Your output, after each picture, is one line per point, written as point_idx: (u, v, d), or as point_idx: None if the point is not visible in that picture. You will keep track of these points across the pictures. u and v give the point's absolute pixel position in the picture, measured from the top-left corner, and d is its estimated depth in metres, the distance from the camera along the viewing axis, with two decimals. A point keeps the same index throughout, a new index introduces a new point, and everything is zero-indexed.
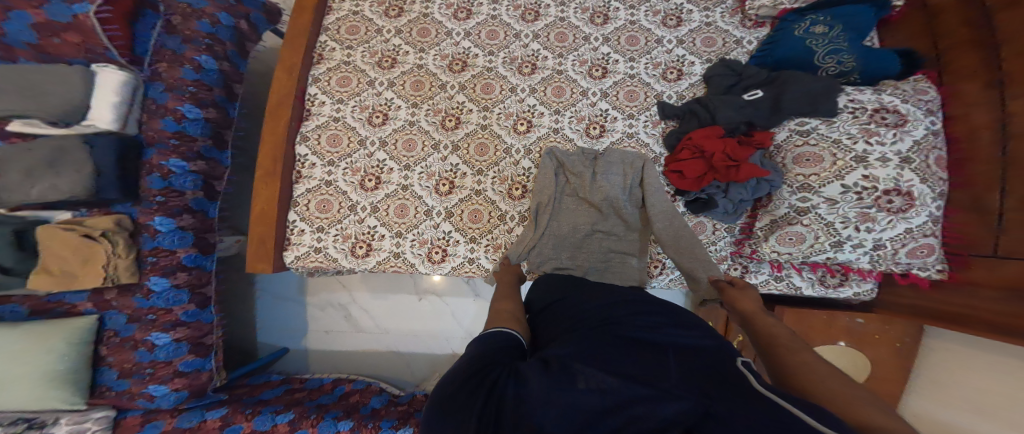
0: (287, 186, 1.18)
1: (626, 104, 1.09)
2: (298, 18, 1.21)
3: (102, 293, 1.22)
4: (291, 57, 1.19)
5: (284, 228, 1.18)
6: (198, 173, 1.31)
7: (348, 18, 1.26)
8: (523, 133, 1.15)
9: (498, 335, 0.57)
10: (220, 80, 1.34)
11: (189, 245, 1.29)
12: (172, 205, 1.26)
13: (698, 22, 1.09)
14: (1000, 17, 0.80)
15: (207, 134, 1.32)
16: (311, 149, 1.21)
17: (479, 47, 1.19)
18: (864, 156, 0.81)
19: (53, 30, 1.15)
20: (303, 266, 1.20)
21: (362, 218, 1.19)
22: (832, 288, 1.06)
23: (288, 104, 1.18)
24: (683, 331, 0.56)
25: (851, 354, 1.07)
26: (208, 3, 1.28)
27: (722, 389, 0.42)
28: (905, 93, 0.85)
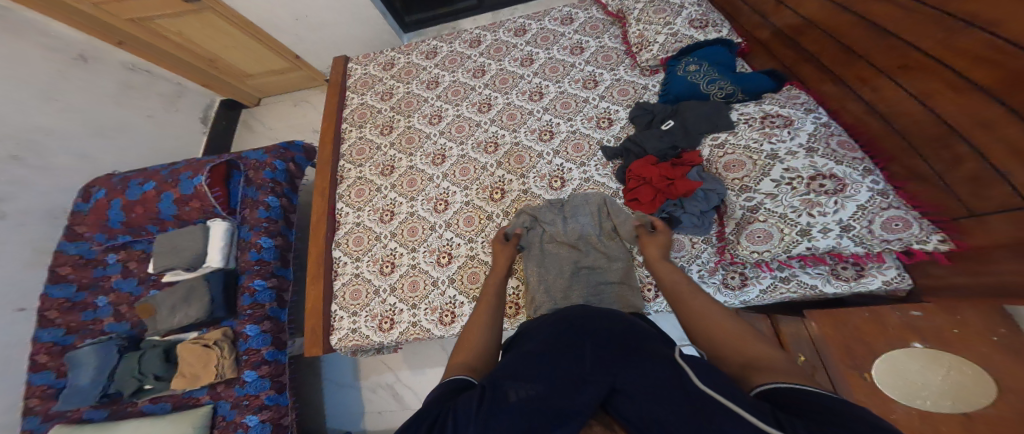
0: (328, 282, 1.42)
1: (576, 156, 1.29)
2: (324, 150, 1.61)
3: (215, 387, 1.53)
4: (322, 184, 1.56)
5: (329, 317, 1.38)
6: (273, 288, 1.65)
7: (357, 144, 1.63)
8: (499, 199, 1.34)
9: (453, 382, 0.62)
10: (281, 213, 1.73)
11: (270, 343, 1.57)
12: (257, 314, 1.58)
13: (610, 80, 1.39)
14: (805, 42, 1.12)
15: (277, 257, 1.68)
16: (344, 251, 1.47)
17: (452, 141, 1.48)
18: (775, 154, 0.96)
19: (184, 201, 1.65)
20: (346, 346, 1.36)
21: (384, 298, 1.36)
22: (854, 281, 0.93)
23: (323, 221, 1.49)
24: (607, 330, 0.65)
25: (928, 357, 0.71)
26: (268, 157, 1.72)
27: (629, 373, 0.52)
28: (779, 101, 1.08)
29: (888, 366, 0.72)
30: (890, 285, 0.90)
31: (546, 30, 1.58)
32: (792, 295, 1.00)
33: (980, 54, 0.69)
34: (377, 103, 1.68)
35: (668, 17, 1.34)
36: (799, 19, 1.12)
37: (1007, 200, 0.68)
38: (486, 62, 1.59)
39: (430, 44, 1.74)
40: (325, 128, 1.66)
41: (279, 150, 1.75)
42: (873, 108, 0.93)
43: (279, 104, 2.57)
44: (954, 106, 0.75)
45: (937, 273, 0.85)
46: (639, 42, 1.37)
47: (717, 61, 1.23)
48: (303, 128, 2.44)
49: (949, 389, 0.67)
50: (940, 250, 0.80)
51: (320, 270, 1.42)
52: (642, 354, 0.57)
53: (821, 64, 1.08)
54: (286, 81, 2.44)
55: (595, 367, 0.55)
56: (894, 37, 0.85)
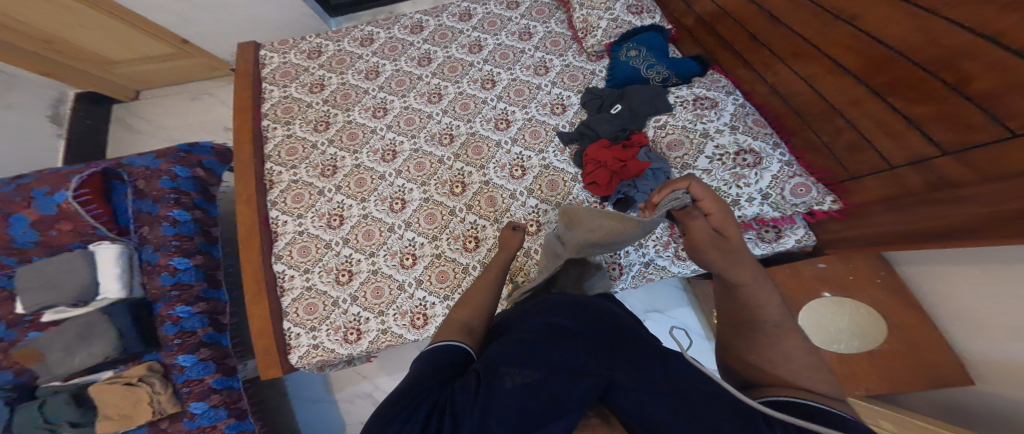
0: (276, 302, 1.28)
1: (533, 143, 1.30)
2: (241, 150, 1.39)
3: (157, 423, 1.34)
4: (246, 191, 1.35)
5: (283, 336, 1.26)
6: (203, 312, 1.46)
7: (285, 143, 1.45)
8: (460, 193, 1.31)
9: (437, 352, 0.64)
10: (197, 228, 1.51)
11: (213, 370, 1.42)
12: (189, 343, 1.39)
13: (560, 66, 1.39)
14: (718, 27, 1.24)
15: (201, 279, 1.48)
16: (288, 264, 1.33)
17: (402, 135, 1.39)
18: (706, 132, 1.08)
19: (48, 224, 1.35)
20: (308, 364, 1.26)
21: (345, 309, 1.28)
22: (775, 242, 1.08)
23: (255, 231, 1.31)
24: (601, 315, 0.68)
25: (839, 306, 0.98)
26: (162, 162, 1.45)
27: (620, 360, 0.55)
28: (706, 84, 1.18)
29: (812, 316, 0.98)
30: (803, 241, 1.07)
31: (493, 13, 1.52)
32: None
33: (849, 44, 0.85)
34: (306, 96, 1.50)
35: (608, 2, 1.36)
36: (715, 7, 1.23)
37: (876, 164, 0.86)
38: (430, 49, 1.49)
39: (363, 29, 1.57)
40: (235, 130, 1.42)
41: (178, 153, 1.48)
42: (777, 90, 1.08)
43: (170, 98, 2.14)
44: (832, 88, 0.91)
45: (831, 229, 1.03)
46: (584, 27, 1.38)
47: (654, 48, 1.29)
48: (209, 126, 2.08)
49: (851, 331, 0.95)
50: (832, 209, 0.97)
51: (262, 287, 1.26)
52: (628, 343, 0.59)
53: (734, 50, 1.21)
54: (175, 70, 2.03)
55: (591, 359, 0.56)
56: (785, 28, 1.01)
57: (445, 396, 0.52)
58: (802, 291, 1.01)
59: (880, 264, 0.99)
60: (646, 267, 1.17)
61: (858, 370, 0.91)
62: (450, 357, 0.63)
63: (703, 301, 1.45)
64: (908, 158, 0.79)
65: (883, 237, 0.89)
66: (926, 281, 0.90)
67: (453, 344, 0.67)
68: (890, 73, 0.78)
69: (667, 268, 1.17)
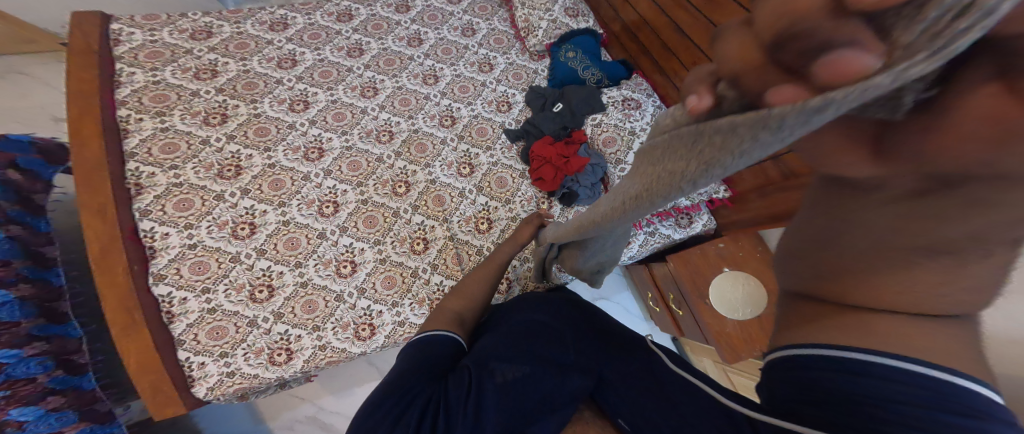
0: (163, 330, 1.04)
1: (481, 140, 1.29)
2: (84, 149, 1.04)
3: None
4: (95, 197, 1.02)
5: (179, 368, 1.04)
6: (48, 355, 1.04)
7: (157, 137, 1.17)
8: (403, 194, 1.24)
9: (425, 344, 0.71)
10: (18, 249, 1.09)
11: (74, 422, 1.04)
12: (28, 394, 0.97)
13: (504, 64, 1.38)
14: (639, 32, 1.34)
15: (33, 314, 1.05)
16: (174, 284, 1.08)
17: (329, 131, 1.25)
18: (633, 130, 1.21)
19: None
20: (222, 395, 1.07)
21: (268, 328, 1.11)
22: (687, 227, 1.27)
23: (117, 248, 1.01)
24: (580, 312, 0.79)
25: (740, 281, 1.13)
26: None
27: (597, 354, 0.67)
28: (632, 87, 1.29)
29: (717, 291, 1.12)
30: (707, 226, 1.28)
31: (433, 7, 1.45)
32: (657, 244, 1.27)
33: None
34: (190, 83, 1.23)
35: (548, 4, 1.38)
36: (637, 16, 1.34)
37: None
38: (362, 40, 1.36)
39: (274, 12, 1.36)
40: (70, 120, 1.06)
41: None
42: None
43: None
44: None
45: (724, 214, 1.26)
46: (525, 27, 1.39)
47: (590, 51, 1.35)
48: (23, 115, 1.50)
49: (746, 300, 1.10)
50: (723, 196, 1.23)
51: (133, 316, 0.98)
52: (602, 341, 0.71)
53: (650, 56, 1.33)
54: None
55: (578, 358, 0.67)
56: (687, 41, 1.15)
57: (438, 390, 0.60)
58: (710, 267, 1.17)
59: (757, 241, 1.20)
60: None
61: (754, 332, 1.06)
62: (434, 351, 0.69)
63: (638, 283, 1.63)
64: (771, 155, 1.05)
65: (760, 216, 1.11)
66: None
67: (443, 334, 0.74)
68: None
69: None
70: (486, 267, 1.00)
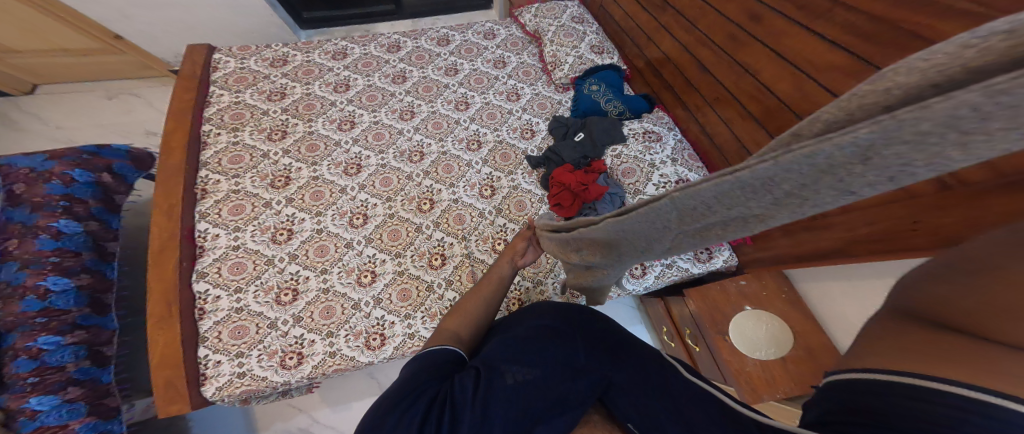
0: (191, 326, 1.10)
1: (504, 165, 1.36)
2: (168, 159, 1.25)
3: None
4: (171, 198, 1.20)
5: (197, 365, 1.08)
6: (80, 343, 1.17)
7: (228, 150, 1.34)
8: (427, 210, 1.31)
9: (428, 355, 0.69)
10: (90, 243, 1.30)
11: (83, 414, 1.09)
12: (53, 381, 1.09)
13: (531, 94, 1.50)
14: (663, 70, 1.41)
15: (83, 302, 1.22)
16: (212, 283, 1.17)
17: (369, 149, 1.38)
18: (653, 162, 1.22)
19: None
20: (228, 395, 1.08)
21: (286, 331, 1.15)
22: (707, 261, 1.22)
23: (174, 244, 1.15)
24: (594, 314, 0.73)
25: (768, 321, 1.10)
26: (56, 164, 1.31)
27: (613, 356, 0.62)
28: (653, 120, 1.35)
29: (737, 329, 1.12)
30: (729, 262, 1.23)
31: (469, 42, 1.64)
32: (674, 277, 1.23)
33: (753, 93, 1.05)
34: (262, 104, 1.43)
35: (576, 42, 1.53)
36: (660, 54, 1.42)
37: None
38: (406, 68, 1.54)
39: (337, 44, 1.60)
40: (168, 129, 1.29)
41: (80, 156, 1.37)
42: (706, 128, 1.26)
43: (80, 96, 1.88)
44: (741, 127, 1.10)
45: (747, 251, 1.22)
46: (553, 61, 1.52)
47: (613, 84, 1.44)
48: (125, 129, 1.81)
49: (772, 342, 1.07)
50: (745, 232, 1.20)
51: (172, 308, 1.08)
52: (619, 341, 0.66)
53: (674, 91, 1.38)
54: (100, 66, 1.84)
55: (591, 359, 0.61)
56: (711, 77, 1.20)
57: (445, 392, 0.58)
58: (729, 304, 1.18)
59: (783, 281, 1.16)
60: None
61: (778, 375, 1.03)
62: (438, 362, 0.67)
63: (653, 319, 1.53)
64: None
65: (783, 256, 1.06)
66: (813, 294, 1.09)
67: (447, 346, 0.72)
68: (780, 121, 0.97)
69: (623, 285, 1.20)
70: (486, 285, 0.95)
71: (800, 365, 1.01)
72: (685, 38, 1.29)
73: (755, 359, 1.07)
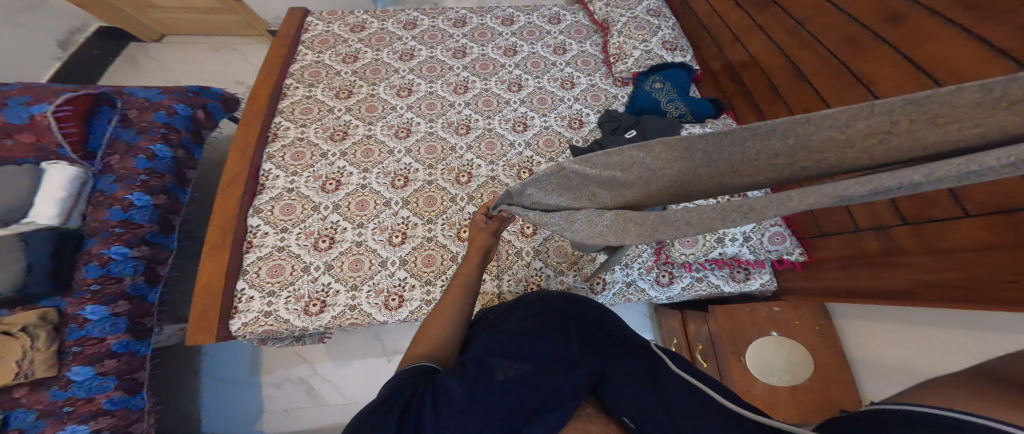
0: (237, 257, 1.19)
1: (546, 151, 1.36)
2: (253, 104, 1.40)
3: (9, 390, 1.11)
4: (245, 139, 1.34)
5: (232, 297, 1.16)
6: (141, 258, 1.36)
7: (302, 103, 1.47)
8: (465, 183, 1.33)
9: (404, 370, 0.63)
10: (173, 167, 1.49)
11: (121, 331, 1.27)
12: (107, 292, 1.26)
13: (586, 85, 1.51)
14: (744, 75, 1.32)
15: (154, 221, 1.41)
16: (264, 219, 1.27)
17: (420, 117, 1.44)
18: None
19: (7, 132, 1.31)
20: (251, 333, 1.16)
21: (315, 277, 1.20)
22: (742, 281, 1.18)
23: (240, 180, 1.28)
24: (588, 312, 0.69)
25: (788, 348, 1.00)
26: (166, 98, 1.51)
27: (608, 353, 0.59)
28: (717, 126, 1.30)
29: (756, 354, 1.01)
30: (765, 286, 1.18)
31: (534, 24, 1.68)
32: (703, 292, 1.21)
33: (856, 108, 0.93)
34: (337, 64, 1.55)
35: (646, 35, 1.49)
36: (746, 56, 1.31)
37: (845, 225, 0.98)
38: (468, 44, 1.61)
39: (409, 15, 1.70)
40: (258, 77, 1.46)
41: (186, 93, 1.55)
42: None
43: (193, 46, 2.18)
44: None
45: (789, 278, 1.14)
46: (617, 54, 1.51)
47: (677, 84, 1.39)
48: (221, 76, 2.06)
49: (787, 369, 0.98)
50: (799, 260, 1.08)
51: (226, 239, 1.18)
52: (616, 340, 0.63)
53: (751, 99, 1.29)
54: (211, 22, 2.10)
55: (586, 353, 0.58)
56: (808, 84, 1.07)
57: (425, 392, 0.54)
58: (754, 327, 1.05)
59: (822, 313, 1.07)
60: (627, 287, 1.20)
61: (783, 402, 0.95)
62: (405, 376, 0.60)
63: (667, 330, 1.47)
64: (874, 223, 0.90)
65: (838, 290, 0.98)
66: (854, 332, 1.01)
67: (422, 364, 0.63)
68: None
69: (647, 290, 1.20)
70: (440, 315, 0.76)
71: (810, 397, 0.94)
72: (786, 40, 1.16)
73: (765, 383, 0.97)
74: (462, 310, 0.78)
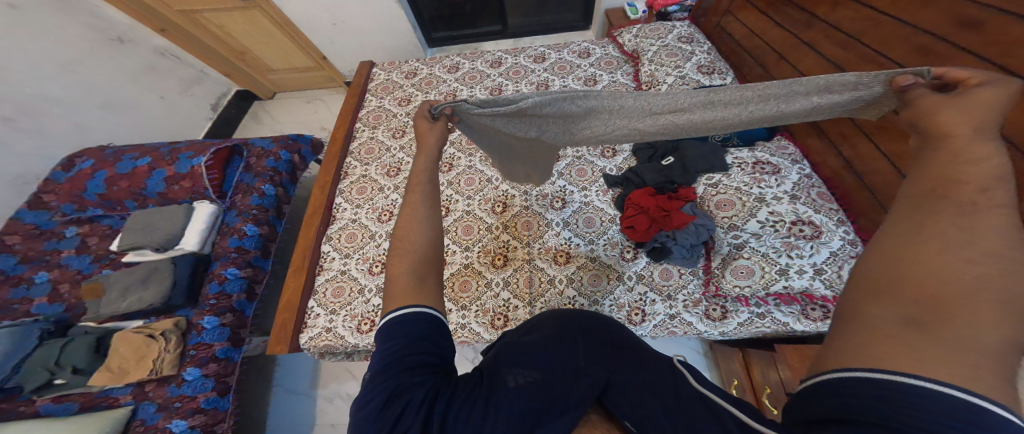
0: (310, 278, 1.37)
1: (579, 180, 1.35)
2: (331, 147, 1.66)
3: (144, 384, 1.42)
4: (325, 176, 1.58)
5: (304, 313, 1.32)
6: (245, 278, 1.63)
7: (366, 143, 1.68)
8: (500, 213, 1.37)
9: (403, 323, 0.53)
10: (274, 202, 1.79)
11: (225, 338, 1.51)
12: (221, 305, 1.53)
13: None
14: None
15: (258, 247, 1.69)
16: (334, 246, 1.44)
17: (461, 152, 1.54)
18: (762, 197, 1.01)
19: (176, 179, 1.73)
20: (315, 347, 1.29)
21: (368, 298, 1.32)
22: (820, 322, 0.97)
23: (318, 213, 1.50)
24: (596, 313, 0.61)
25: None
26: (275, 146, 1.84)
27: (619, 358, 0.52)
28: (771, 150, 1.13)
29: None
30: None
31: (564, 60, 1.71)
32: (766, 330, 1.02)
33: None
34: (394, 108, 1.76)
35: (679, 62, 1.42)
36: (797, 74, 1.15)
37: None
38: (503, 82, 1.70)
39: (453, 60, 1.86)
40: (337, 124, 1.73)
41: (288, 141, 1.89)
42: (851, 164, 0.98)
43: (292, 101, 2.66)
44: None
45: None
46: (650, 81, 1.44)
47: None
48: (312, 124, 2.48)
49: None
50: None
51: (305, 263, 1.39)
52: (635, 348, 0.54)
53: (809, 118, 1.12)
54: (306, 79, 2.55)
55: (589, 359, 0.52)
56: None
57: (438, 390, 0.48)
58: None
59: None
60: (671, 320, 1.08)
61: None
62: (406, 347, 0.52)
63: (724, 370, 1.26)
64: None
65: None
66: None
67: (411, 311, 0.54)
68: None
69: (694, 324, 1.06)
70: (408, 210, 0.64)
71: None
72: (842, 56, 1.00)
73: None
74: (430, 202, 0.65)
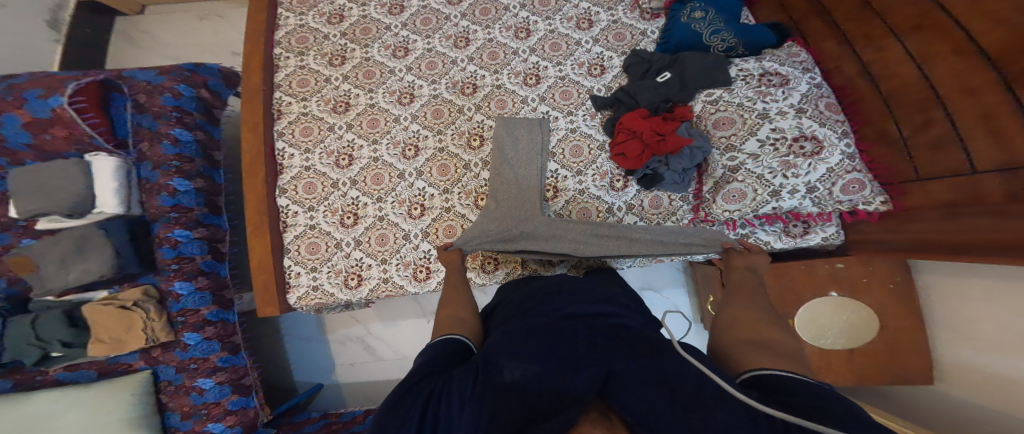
0: (277, 237, 1.25)
1: (563, 104, 1.23)
2: (250, 78, 1.30)
3: (150, 351, 1.37)
4: (252, 118, 1.28)
5: (283, 273, 1.25)
6: (203, 238, 1.45)
7: (296, 74, 1.36)
8: (477, 147, 1.26)
9: (440, 345, 0.63)
10: (199, 150, 1.48)
11: (210, 302, 1.44)
12: (187, 269, 1.40)
13: (606, 22, 1.28)
14: None
15: (202, 203, 1.47)
16: (291, 199, 1.29)
17: (422, 79, 1.31)
18: (766, 113, 0.99)
19: (41, 127, 1.33)
20: (306, 305, 1.27)
21: (348, 252, 1.25)
22: (799, 238, 1.10)
23: (260, 161, 1.26)
24: (589, 302, 0.67)
25: (850, 306, 1.08)
26: (165, 79, 1.39)
27: (614, 345, 0.54)
28: (780, 58, 1.06)
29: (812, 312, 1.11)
30: (829, 240, 1.09)
31: None
32: None
33: (996, 12, 0.71)
34: (323, 26, 1.39)
35: None
36: None
37: (957, 166, 0.79)
38: None
39: None
40: (245, 55, 1.32)
41: (183, 72, 1.42)
42: (869, 69, 0.96)
43: (177, 16, 2.02)
44: (949, 71, 0.79)
45: (863, 229, 1.04)
46: None
47: (723, 9, 1.17)
48: (216, 49, 1.98)
49: (846, 330, 1.08)
50: (878, 209, 0.96)
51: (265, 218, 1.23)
52: (628, 334, 0.58)
53: (829, 19, 1.07)
54: None
55: (590, 352, 0.53)
56: None
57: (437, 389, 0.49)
58: (811, 286, 1.12)
59: (901, 269, 1.06)
60: None
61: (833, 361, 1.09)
62: (438, 355, 0.60)
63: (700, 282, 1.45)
64: (999, 162, 0.72)
65: (920, 241, 0.88)
66: (937, 290, 1.01)
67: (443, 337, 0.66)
68: None
69: None
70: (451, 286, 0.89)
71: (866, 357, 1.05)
72: None
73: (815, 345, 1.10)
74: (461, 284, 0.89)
